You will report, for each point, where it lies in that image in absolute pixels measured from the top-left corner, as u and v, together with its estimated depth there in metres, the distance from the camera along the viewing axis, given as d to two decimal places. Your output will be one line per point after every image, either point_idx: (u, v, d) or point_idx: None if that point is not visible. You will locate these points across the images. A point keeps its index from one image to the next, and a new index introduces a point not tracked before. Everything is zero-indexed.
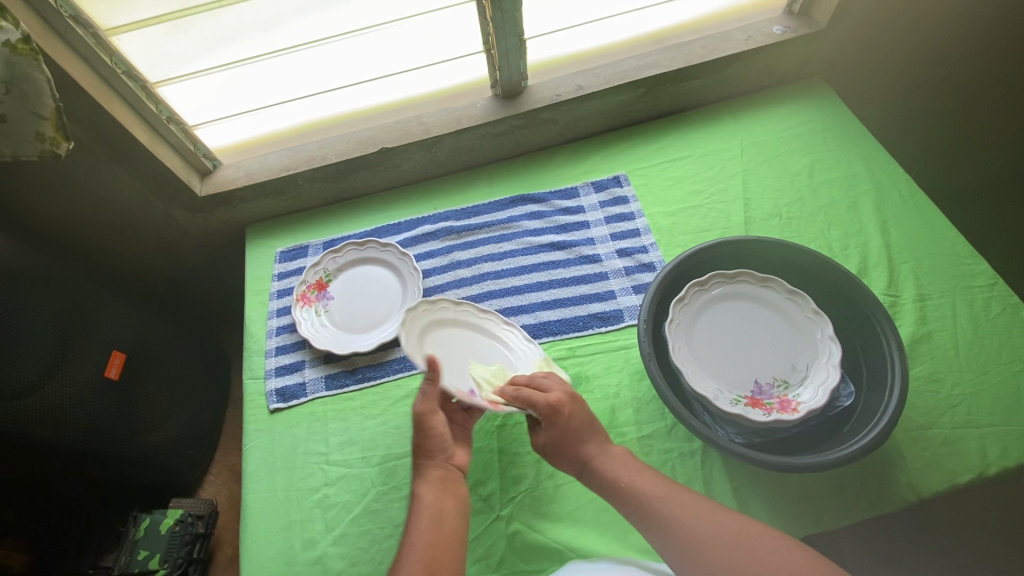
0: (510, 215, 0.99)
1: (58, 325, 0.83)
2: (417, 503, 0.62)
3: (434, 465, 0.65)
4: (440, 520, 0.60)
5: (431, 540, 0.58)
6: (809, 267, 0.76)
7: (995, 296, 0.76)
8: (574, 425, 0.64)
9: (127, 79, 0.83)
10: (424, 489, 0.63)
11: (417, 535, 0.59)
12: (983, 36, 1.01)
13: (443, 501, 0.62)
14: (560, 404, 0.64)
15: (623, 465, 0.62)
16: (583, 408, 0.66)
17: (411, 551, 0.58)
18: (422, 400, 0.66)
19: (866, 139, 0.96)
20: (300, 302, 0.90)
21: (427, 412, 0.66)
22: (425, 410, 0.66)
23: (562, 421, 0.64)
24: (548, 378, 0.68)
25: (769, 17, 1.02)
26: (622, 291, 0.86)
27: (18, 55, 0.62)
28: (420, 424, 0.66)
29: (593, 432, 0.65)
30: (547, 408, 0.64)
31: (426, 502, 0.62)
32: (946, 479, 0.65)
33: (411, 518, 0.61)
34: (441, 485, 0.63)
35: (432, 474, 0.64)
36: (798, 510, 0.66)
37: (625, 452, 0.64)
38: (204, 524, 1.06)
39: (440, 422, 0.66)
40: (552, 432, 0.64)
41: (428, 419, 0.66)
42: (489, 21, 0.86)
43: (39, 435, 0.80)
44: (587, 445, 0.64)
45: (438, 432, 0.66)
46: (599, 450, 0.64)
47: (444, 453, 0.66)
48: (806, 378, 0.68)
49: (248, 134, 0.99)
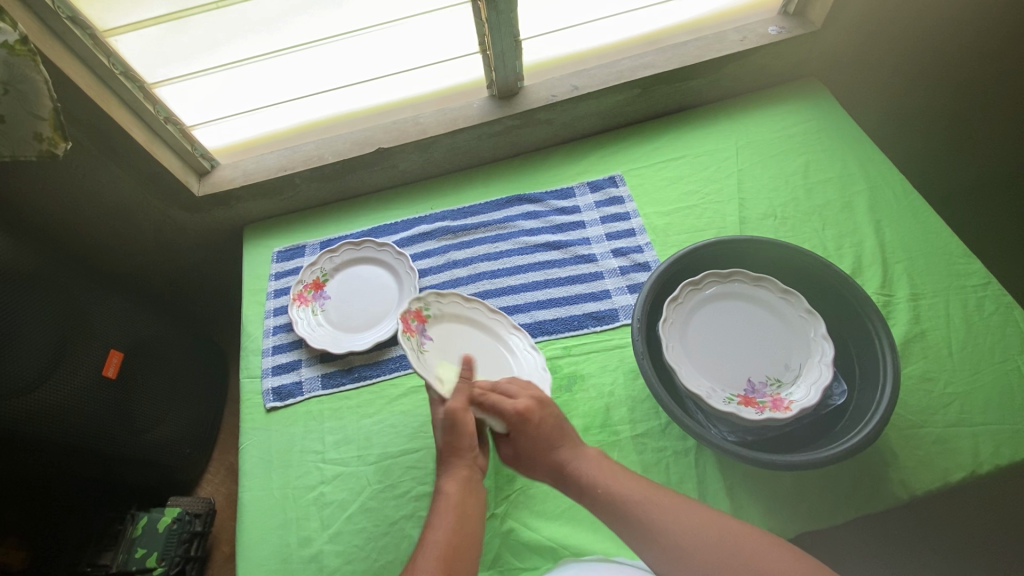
0: (506, 215, 0.99)
1: (56, 324, 0.84)
2: (441, 499, 0.63)
3: (461, 463, 0.65)
4: (463, 518, 0.61)
5: (453, 538, 0.59)
6: (803, 267, 0.77)
7: (988, 296, 0.77)
8: (541, 435, 0.65)
9: (125, 80, 0.84)
10: (450, 486, 0.64)
11: (439, 531, 0.60)
12: (977, 36, 1.01)
13: (467, 500, 0.63)
14: (528, 412, 0.66)
15: (599, 467, 0.63)
16: (551, 415, 0.67)
17: (433, 546, 0.58)
18: (461, 400, 0.65)
19: (860, 139, 0.96)
20: (297, 302, 0.90)
21: (462, 412, 0.65)
22: (460, 409, 0.65)
23: (529, 430, 0.65)
24: (512, 385, 0.69)
25: (764, 17, 1.03)
26: (617, 290, 0.87)
27: (17, 56, 0.62)
28: (450, 422, 0.65)
29: (563, 438, 0.66)
30: (514, 415, 0.66)
31: (451, 501, 0.62)
32: (938, 477, 0.65)
33: (434, 514, 0.62)
34: (468, 485, 0.64)
35: (458, 472, 0.65)
36: (791, 508, 0.66)
37: (599, 453, 0.65)
38: (201, 523, 1.06)
39: (471, 425, 0.66)
40: (520, 441, 0.66)
41: (462, 418, 0.65)
42: (484, 22, 0.87)
43: (37, 434, 0.81)
44: (552, 454, 0.65)
45: (470, 434, 0.66)
46: (572, 454, 0.65)
47: (471, 453, 0.66)
48: (799, 376, 0.69)
49: (245, 135, 1.00)
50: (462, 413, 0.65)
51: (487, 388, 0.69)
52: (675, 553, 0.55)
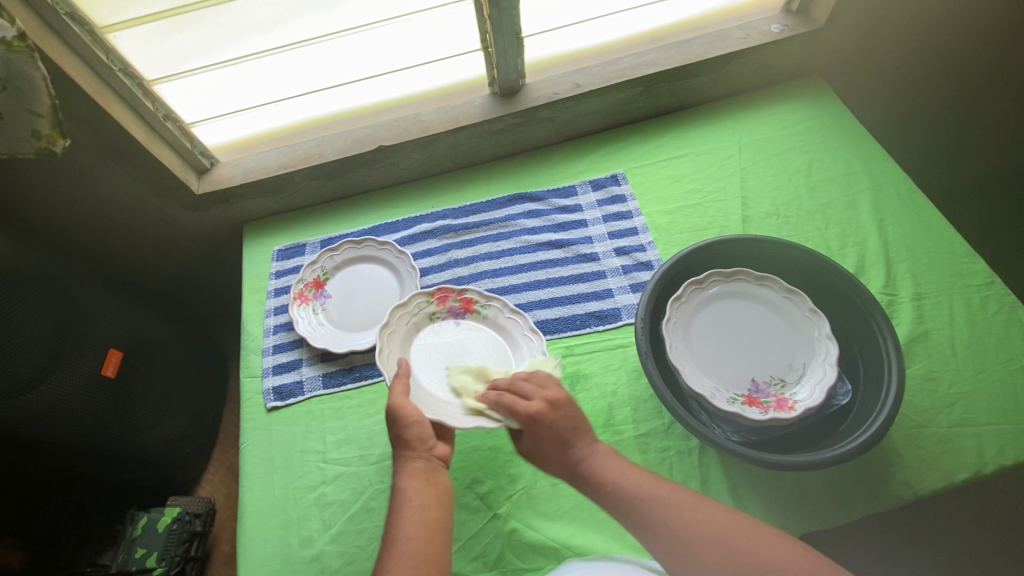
0: (508, 214, 0.99)
1: (55, 323, 0.83)
2: (398, 498, 0.62)
3: (413, 457, 0.64)
4: (424, 513, 0.60)
5: (415, 535, 0.58)
6: (807, 266, 0.76)
7: (992, 296, 0.76)
8: (550, 434, 0.64)
9: (124, 77, 0.83)
10: (405, 482, 0.62)
11: (401, 531, 0.59)
12: (981, 35, 1.01)
13: (426, 495, 0.62)
14: (540, 414, 0.64)
15: (613, 464, 0.62)
16: (566, 412, 0.65)
17: (396, 547, 0.58)
18: (397, 392, 0.66)
19: (863, 137, 0.96)
20: (297, 300, 0.90)
21: (400, 403, 0.65)
22: (400, 401, 0.65)
23: (539, 429, 0.64)
24: (529, 383, 0.67)
25: (767, 15, 1.02)
26: (619, 289, 0.87)
27: (14, 53, 0.62)
28: (394, 415, 0.65)
29: (579, 436, 0.64)
30: (526, 418, 0.64)
31: (408, 498, 0.61)
32: (942, 477, 0.65)
33: (393, 515, 0.61)
34: (424, 479, 0.63)
35: (412, 466, 0.63)
36: (795, 508, 0.66)
37: (610, 449, 0.64)
38: (202, 522, 1.06)
39: (418, 415, 0.65)
40: (535, 441, 0.64)
41: (401, 411, 0.65)
42: (486, 19, 0.86)
43: (37, 433, 0.80)
44: (568, 452, 0.63)
45: (417, 425, 0.65)
46: (586, 452, 0.63)
47: (424, 444, 0.65)
48: (803, 376, 0.68)
49: (245, 132, 0.99)
50: (404, 406, 0.65)
51: (503, 387, 0.68)
52: (680, 548, 0.55)
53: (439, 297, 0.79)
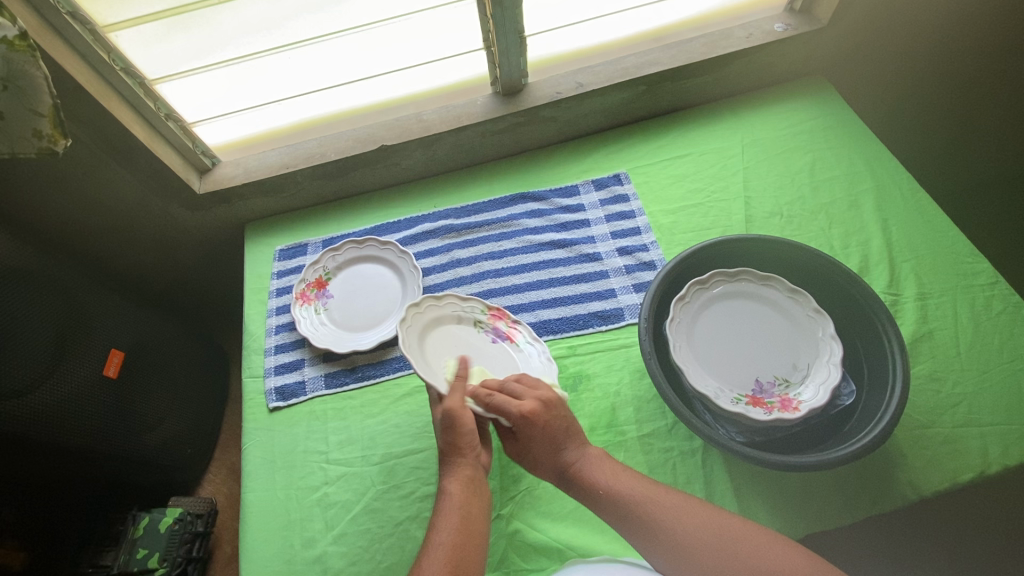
0: (510, 213, 0.98)
1: (57, 323, 0.83)
2: (444, 501, 0.61)
3: (464, 464, 0.64)
4: (468, 518, 0.60)
5: (457, 540, 0.58)
6: (810, 265, 0.76)
7: (996, 296, 0.76)
8: (542, 438, 0.63)
9: (125, 76, 0.83)
10: (452, 486, 0.62)
11: (443, 534, 0.58)
12: (984, 34, 1.01)
13: (470, 501, 0.61)
14: (534, 414, 0.63)
15: (603, 467, 0.62)
16: (558, 414, 0.64)
17: (439, 548, 0.57)
18: (456, 398, 0.63)
19: (866, 137, 0.96)
20: (299, 300, 0.89)
21: (461, 407, 0.63)
22: (458, 405, 0.63)
23: (531, 433, 0.63)
24: (518, 385, 0.66)
25: (770, 14, 1.02)
26: (623, 289, 0.86)
27: (15, 52, 0.61)
28: (453, 417, 0.64)
29: (569, 439, 0.64)
30: (519, 418, 0.62)
31: (454, 502, 0.61)
32: (947, 478, 0.65)
33: (438, 517, 0.60)
34: (471, 486, 0.62)
35: (462, 472, 0.63)
36: (799, 508, 0.65)
37: (602, 452, 0.64)
38: (203, 523, 1.06)
39: (472, 423, 0.64)
40: (526, 442, 0.63)
41: (461, 417, 0.63)
42: (489, 18, 0.86)
43: (39, 434, 0.80)
44: (559, 454, 0.63)
45: (472, 432, 0.64)
46: (576, 455, 0.63)
47: (473, 452, 0.65)
48: (807, 377, 0.68)
49: (247, 132, 0.99)
50: (461, 412, 0.63)
51: (495, 388, 0.66)
52: (682, 556, 0.54)
53: (492, 314, 0.79)
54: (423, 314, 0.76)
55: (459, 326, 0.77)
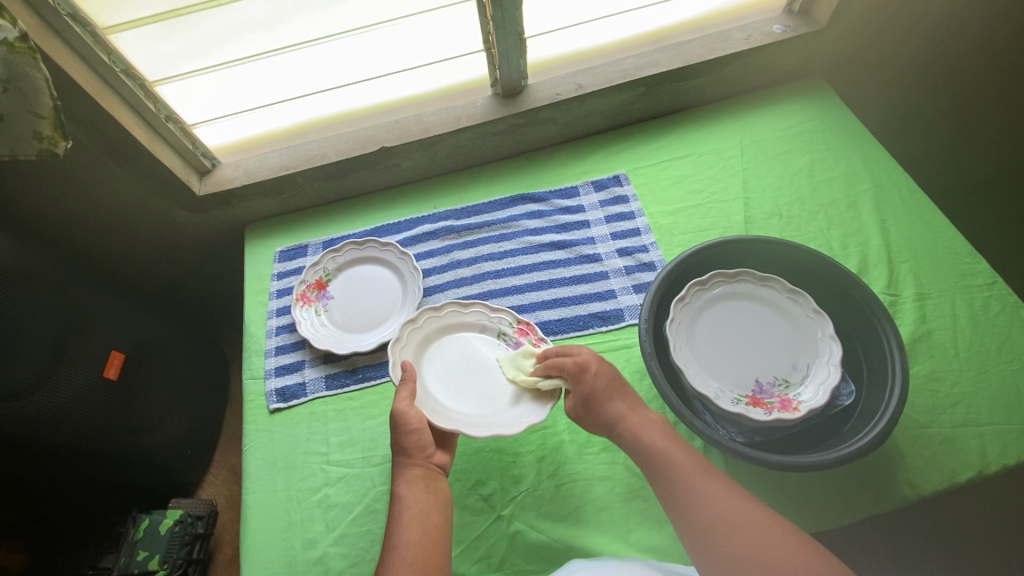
0: (510, 215, 0.99)
1: (57, 325, 0.83)
2: (398, 503, 0.63)
3: (412, 464, 0.65)
4: (422, 519, 0.61)
5: (413, 541, 0.60)
6: (809, 266, 0.76)
7: (994, 296, 0.76)
8: (597, 388, 0.66)
9: (125, 78, 0.83)
10: (405, 488, 0.64)
11: (400, 535, 0.60)
12: (982, 35, 1.01)
13: (422, 500, 0.63)
14: (586, 363, 0.68)
15: (658, 433, 0.63)
16: (608, 371, 0.68)
17: (396, 552, 0.59)
18: (403, 397, 0.66)
19: (865, 138, 0.96)
20: (299, 302, 0.90)
21: (404, 409, 0.66)
22: (403, 407, 0.66)
23: (586, 383, 0.66)
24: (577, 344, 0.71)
25: (769, 16, 1.02)
26: (623, 290, 0.87)
27: (16, 54, 0.61)
28: (397, 422, 0.66)
29: (619, 394, 0.66)
30: (573, 365, 0.68)
31: (406, 503, 0.62)
32: (946, 477, 0.65)
33: (394, 521, 0.62)
34: (423, 485, 0.64)
35: (411, 472, 0.65)
36: (799, 508, 0.66)
37: (660, 420, 0.65)
38: (203, 524, 1.05)
39: (419, 421, 0.66)
40: (578, 391, 0.67)
41: (403, 418, 0.66)
42: (489, 20, 0.86)
43: (39, 436, 0.80)
44: (613, 405, 0.65)
45: (416, 433, 0.66)
46: (627, 410, 0.65)
47: (423, 452, 0.66)
48: (807, 377, 0.68)
49: (246, 134, 0.99)
50: (404, 414, 0.66)
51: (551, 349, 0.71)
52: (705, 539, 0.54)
53: (520, 328, 0.76)
54: (441, 317, 0.77)
55: (479, 334, 0.76)
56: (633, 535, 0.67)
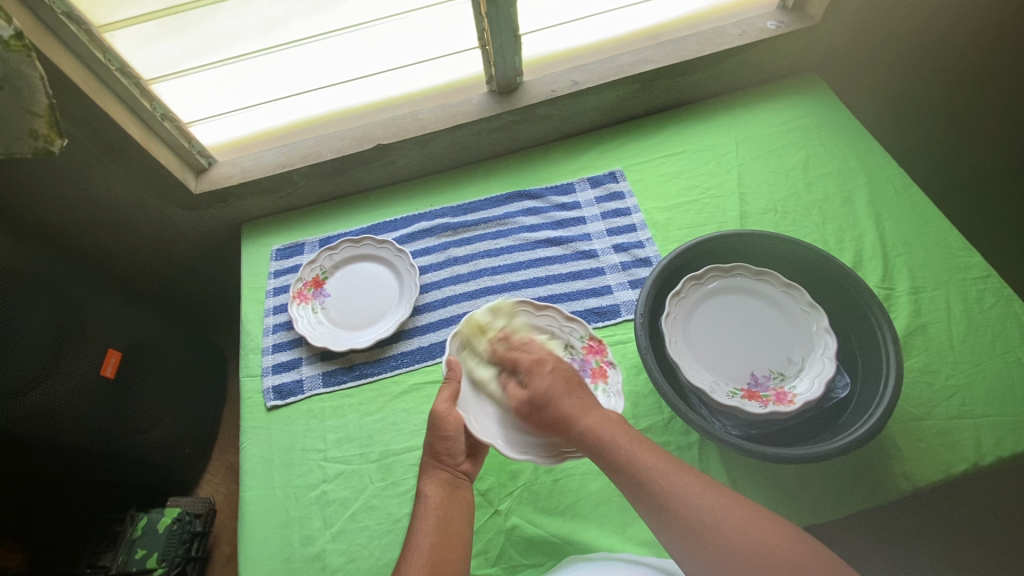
0: (506, 211, 0.99)
1: (53, 323, 0.83)
2: (420, 504, 0.64)
3: (440, 468, 0.66)
4: (445, 521, 0.62)
5: (435, 541, 0.60)
6: (804, 260, 0.77)
7: (988, 289, 0.77)
8: (546, 382, 0.64)
9: (121, 75, 0.83)
10: (428, 489, 0.65)
11: (421, 536, 0.61)
12: (975, 31, 1.02)
13: (445, 503, 0.64)
14: (542, 362, 0.67)
15: (617, 433, 0.59)
16: (564, 370, 0.66)
17: (418, 550, 0.59)
18: (443, 398, 0.67)
19: (859, 133, 0.96)
20: (297, 300, 0.90)
21: (443, 411, 0.67)
22: (445, 410, 0.67)
23: (534, 377, 0.66)
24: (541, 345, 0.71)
25: (763, 12, 1.03)
26: (619, 286, 0.87)
27: (10, 51, 0.61)
28: (436, 424, 0.67)
29: (570, 390, 0.63)
30: (529, 362, 0.68)
31: (430, 505, 0.63)
32: (941, 469, 0.65)
33: (416, 520, 0.63)
34: (448, 489, 0.65)
35: (437, 474, 0.66)
36: (795, 500, 0.66)
37: (619, 417, 0.61)
38: (202, 523, 1.06)
39: (456, 428, 0.66)
40: (534, 388, 0.65)
41: (442, 419, 0.66)
42: (484, 17, 0.87)
43: (36, 434, 0.80)
44: (563, 401, 0.62)
45: (452, 438, 0.66)
46: (584, 408, 0.62)
47: (452, 458, 0.67)
48: (802, 370, 0.69)
49: (242, 132, 0.99)
50: (444, 413, 0.67)
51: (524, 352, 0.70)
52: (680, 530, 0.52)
53: (589, 345, 0.76)
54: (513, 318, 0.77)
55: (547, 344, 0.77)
56: (631, 529, 0.67)
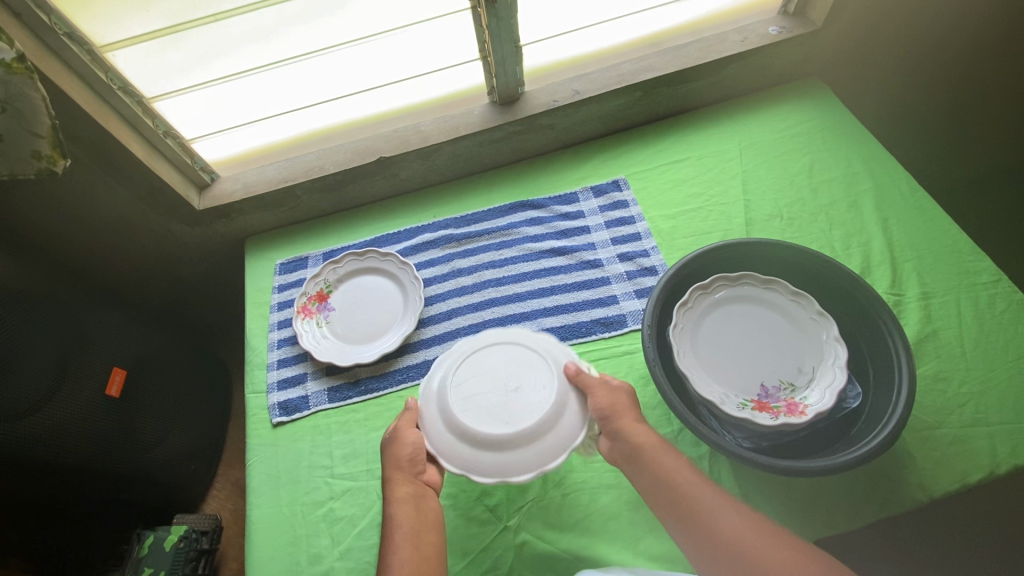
0: (510, 222, 0.98)
1: (58, 343, 0.82)
2: (390, 523, 0.62)
3: (403, 479, 0.64)
4: (415, 537, 0.61)
5: (406, 559, 0.59)
6: (813, 268, 0.76)
7: (999, 293, 0.76)
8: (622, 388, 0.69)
9: (123, 94, 0.83)
10: (396, 506, 0.63)
11: (396, 556, 0.59)
12: (978, 32, 1.01)
13: (414, 519, 0.62)
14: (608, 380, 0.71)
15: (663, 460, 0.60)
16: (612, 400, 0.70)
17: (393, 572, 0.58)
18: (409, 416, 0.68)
19: (864, 137, 0.96)
20: (301, 314, 0.89)
21: (403, 425, 0.68)
22: (404, 425, 0.68)
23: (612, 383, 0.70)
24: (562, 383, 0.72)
25: (765, 17, 1.02)
26: (624, 295, 0.86)
27: (14, 74, 0.62)
28: (395, 438, 0.67)
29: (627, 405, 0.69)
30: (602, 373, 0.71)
31: (399, 521, 0.62)
32: (956, 478, 0.64)
33: (387, 541, 0.61)
34: (414, 503, 0.63)
35: (402, 489, 0.64)
36: (808, 512, 0.65)
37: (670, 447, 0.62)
38: (208, 540, 1.03)
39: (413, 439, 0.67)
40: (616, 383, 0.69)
41: (402, 432, 0.67)
42: (485, 29, 0.86)
43: (40, 455, 0.80)
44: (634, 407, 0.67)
45: (410, 445, 0.66)
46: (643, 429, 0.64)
47: (414, 466, 0.66)
48: (813, 380, 0.68)
49: (244, 147, 0.99)
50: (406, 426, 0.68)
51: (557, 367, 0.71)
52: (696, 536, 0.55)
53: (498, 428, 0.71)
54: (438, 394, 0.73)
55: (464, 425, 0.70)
56: (642, 543, 0.66)
